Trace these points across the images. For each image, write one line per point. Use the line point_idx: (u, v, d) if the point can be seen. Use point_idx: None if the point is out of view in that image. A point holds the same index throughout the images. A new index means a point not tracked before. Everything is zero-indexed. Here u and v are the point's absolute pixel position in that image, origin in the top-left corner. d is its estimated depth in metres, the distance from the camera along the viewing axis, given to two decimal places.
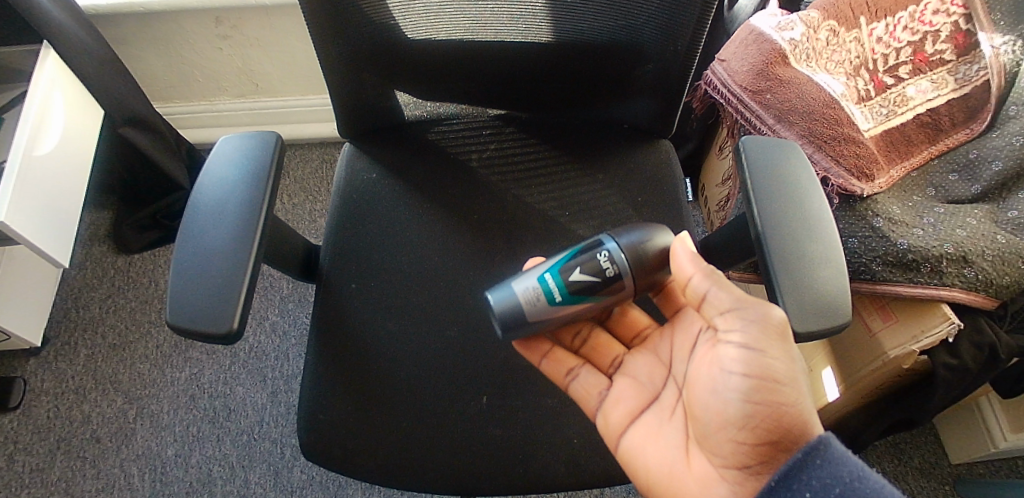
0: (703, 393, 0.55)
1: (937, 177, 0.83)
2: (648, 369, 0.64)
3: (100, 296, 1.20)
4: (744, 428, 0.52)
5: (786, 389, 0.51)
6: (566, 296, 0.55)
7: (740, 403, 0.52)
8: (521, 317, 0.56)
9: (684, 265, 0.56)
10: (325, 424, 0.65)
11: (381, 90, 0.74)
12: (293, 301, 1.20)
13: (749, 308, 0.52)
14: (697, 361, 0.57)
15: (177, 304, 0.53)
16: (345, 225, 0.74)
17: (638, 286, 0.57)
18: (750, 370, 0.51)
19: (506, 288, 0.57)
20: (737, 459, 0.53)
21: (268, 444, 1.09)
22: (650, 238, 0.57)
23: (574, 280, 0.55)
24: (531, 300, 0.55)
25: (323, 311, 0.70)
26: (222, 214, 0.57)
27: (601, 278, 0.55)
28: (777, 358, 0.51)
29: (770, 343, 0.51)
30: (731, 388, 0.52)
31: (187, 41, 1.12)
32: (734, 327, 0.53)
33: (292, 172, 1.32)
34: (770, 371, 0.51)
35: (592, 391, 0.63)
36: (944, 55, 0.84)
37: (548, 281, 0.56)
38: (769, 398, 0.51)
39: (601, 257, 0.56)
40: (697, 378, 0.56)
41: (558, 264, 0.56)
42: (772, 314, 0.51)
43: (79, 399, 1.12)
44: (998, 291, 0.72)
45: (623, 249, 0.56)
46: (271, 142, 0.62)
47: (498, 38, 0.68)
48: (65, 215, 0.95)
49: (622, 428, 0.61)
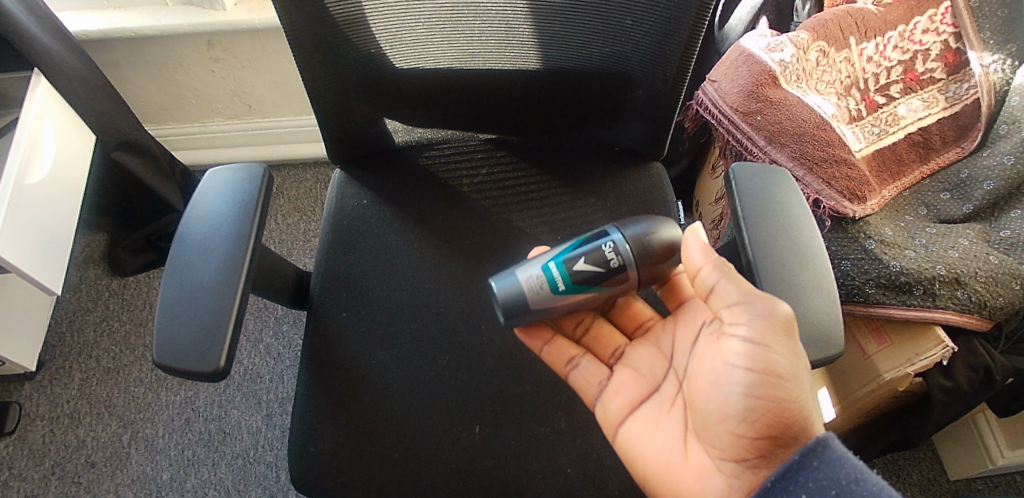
0: (704, 386, 0.54)
1: (928, 196, 0.83)
2: (650, 361, 0.64)
3: (95, 319, 1.20)
4: (744, 422, 0.51)
5: (789, 385, 0.50)
6: (570, 285, 0.56)
7: (742, 397, 0.51)
8: (524, 306, 0.56)
9: (694, 255, 0.55)
10: (316, 456, 0.64)
11: (370, 117, 0.75)
12: (287, 323, 1.20)
13: (755, 303, 0.51)
14: (700, 352, 0.57)
15: (162, 341, 0.53)
16: (335, 253, 0.74)
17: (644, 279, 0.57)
18: (753, 363, 0.50)
19: (510, 276, 0.57)
20: (734, 452, 0.52)
21: (263, 467, 1.08)
22: (657, 231, 0.56)
23: (578, 270, 0.55)
24: (534, 288, 0.56)
25: (314, 341, 0.69)
26: (210, 248, 0.56)
27: (605, 270, 0.55)
28: (780, 354, 0.50)
29: (775, 338, 0.50)
30: (733, 382, 0.51)
31: (179, 65, 1.12)
32: (740, 320, 0.52)
33: (286, 192, 1.32)
34: (774, 365, 0.50)
35: (592, 379, 0.63)
36: (934, 73, 0.86)
37: (552, 269, 0.56)
38: (770, 393, 0.50)
39: (606, 249, 0.56)
40: (699, 370, 0.55)
41: (563, 253, 0.57)
42: (779, 308, 0.50)
43: (73, 423, 1.11)
44: (992, 312, 0.72)
45: (628, 241, 0.55)
46: (259, 175, 0.62)
47: (487, 66, 0.68)
48: (57, 242, 0.95)
49: (620, 418, 0.60)
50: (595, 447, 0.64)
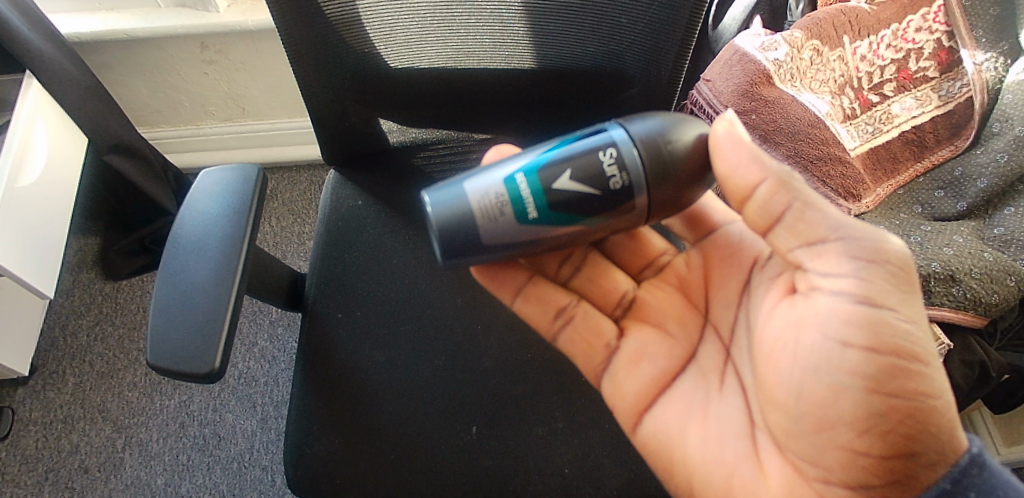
0: (791, 368, 0.46)
1: (923, 193, 0.83)
2: (676, 316, 0.59)
3: (88, 323, 1.19)
4: (868, 433, 0.44)
5: (925, 369, 0.44)
6: (540, 207, 0.46)
7: (859, 390, 0.44)
8: (475, 230, 0.46)
9: (729, 157, 0.46)
10: (312, 459, 0.64)
11: (364, 117, 0.74)
12: (282, 326, 1.19)
13: (860, 240, 0.44)
14: (770, 317, 0.49)
15: (156, 343, 0.52)
16: (330, 255, 0.73)
17: (652, 204, 0.47)
18: (876, 343, 0.43)
19: (463, 189, 0.48)
20: (849, 477, 0.46)
21: (258, 471, 1.07)
22: (671, 138, 0.46)
23: (558, 190, 0.46)
24: (497, 212, 0.46)
25: (309, 343, 0.69)
26: (204, 248, 0.56)
27: (598, 191, 0.46)
28: (907, 329, 0.43)
29: (893, 295, 0.43)
30: (846, 368, 0.44)
31: (172, 67, 1.12)
32: (844, 270, 0.44)
33: (280, 195, 1.32)
34: (898, 346, 0.43)
35: (597, 343, 0.60)
36: (927, 72, 0.86)
37: (520, 183, 0.46)
38: (903, 386, 0.43)
39: (602, 162, 0.46)
40: (783, 348, 0.47)
41: (536, 163, 0.47)
42: (891, 248, 0.44)
43: (67, 428, 1.10)
44: (987, 308, 0.73)
45: (632, 153, 0.46)
46: (253, 175, 0.61)
47: (482, 65, 0.68)
48: (50, 245, 0.94)
49: (639, 392, 0.57)
50: (592, 446, 0.64)
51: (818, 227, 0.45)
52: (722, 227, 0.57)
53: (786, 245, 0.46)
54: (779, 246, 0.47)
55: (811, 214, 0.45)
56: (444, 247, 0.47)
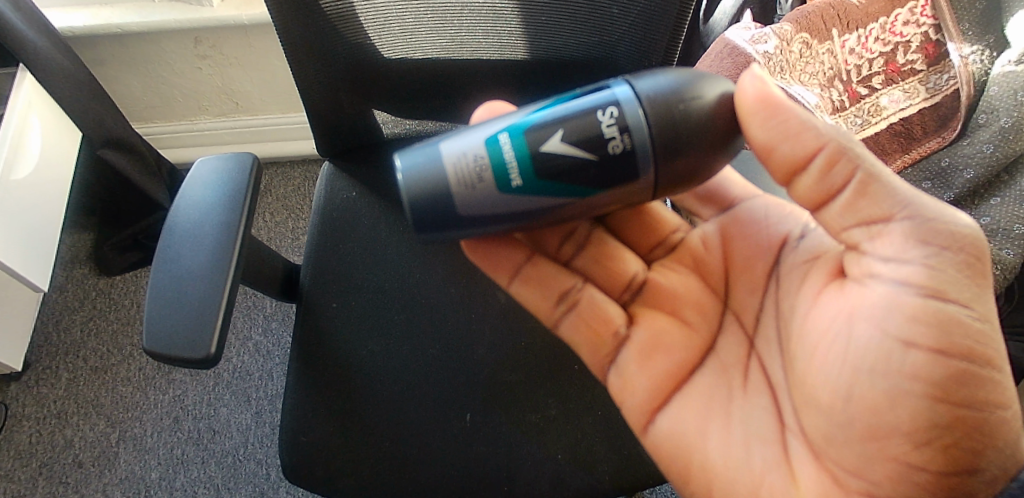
0: (840, 365, 0.45)
1: (910, 185, 0.84)
2: (693, 305, 0.59)
3: (81, 318, 1.19)
4: (927, 445, 0.43)
5: (996, 377, 0.43)
6: (523, 173, 0.45)
7: (921, 397, 0.42)
8: (450, 196, 0.45)
9: (772, 120, 0.45)
10: (306, 446, 0.64)
11: (358, 108, 0.75)
12: (276, 320, 1.19)
13: (930, 222, 0.43)
14: (815, 308, 0.48)
15: (152, 328, 0.53)
16: (325, 245, 0.74)
17: (662, 178, 0.45)
18: (945, 344, 0.42)
19: (440, 152, 0.46)
20: (900, 491, 0.44)
21: (253, 465, 1.07)
22: (684, 96, 0.44)
23: (547, 154, 0.45)
24: (475, 177, 0.45)
25: (304, 332, 0.69)
26: (198, 235, 0.56)
27: (594, 156, 0.44)
28: (978, 336, 0.42)
29: (965, 290, 0.42)
30: (906, 369, 0.42)
31: (166, 62, 1.12)
32: (909, 255, 0.43)
33: (274, 190, 1.32)
34: (967, 350, 0.42)
35: (603, 329, 0.59)
36: (915, 64, 0.87)
37: (503, 145, 0.45)
38: (966, 393, 0.42)
39: (602, 121, 0.44)
40: (832, 342, 0.46)
41: (521, 126, 0.46)
42: (965, 237, 0.42)
43: (60, 423, 1.10)
44: None
45: (634, 112, 0.44)
46: (247, 164, 0.62)
47: (476, 56, 0.68)
48: (44, 238, 0.94)
49: (652, 385, 0.56)
50: (587, 432, 0.64)
51: (883, 205, 0.44)
52: (739, 204, 0.58)
53: (839, 223, 0.46)
54: (834, 224, 0.46)
55: (876, 187, 0.44)
56: (416, 217, 0.46)
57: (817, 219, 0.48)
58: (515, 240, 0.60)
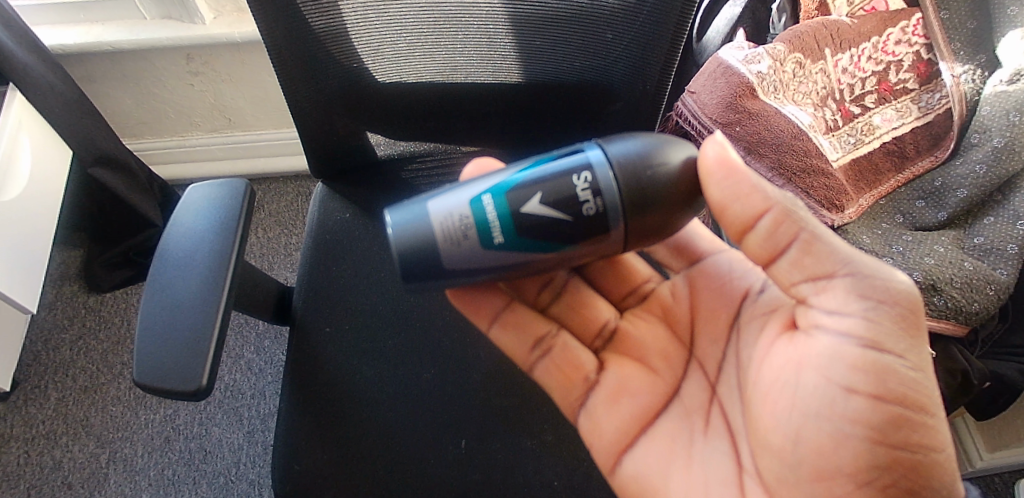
0: (790, 411, 0.46)
1: (904, 204, 0.85)
2: (659, 352, 0.59)
3: (71, 337, 1.17)
4: (868, 485, 0.43)
5: (932, 422, 0.43)
6: (505, 232, 0.45)
7: (861, 440, 0.43)
8: (437, 253, 0.46)
9: (723, 186, 0.45)
10: (300, 473, 0.63)
11: (352, 130, 0.74)
12: (269, 338, 1.18)
13: (873, 279, 0.43)
14: (769, 356, 0.48)
15: (143, 360, 0.52)
16: (319, 268, 0.73)
17: (629, 235, 0.45)
18: (882, 391, 0.42)
19: (430, 208, 0.47)
20: None
21: (245, 485, 1.06)
22: (655, 158, 0.44)
23: (525, 214, 0.44)
24: (459, 235, 0.45)
25: (296, 357, 0.68)
26: (191, 264, 0.56)
27: (571, 215, 0.44)
28: (914, 379, 0.42)
29: (897, 337, 0.42)
30: (848, 415, 0.43)
31: (158, 79, 1.11)
32: (851, 308, 0.43)
33: (267, 205, 1.31)
34: (903, 396, 0.42)
35: (574, 373, 0.59)
36: (907, 83, 0.89)
37: (486, 205, 0.45)
38: (902, 437, 0.43)
39: (578, 183, 0.44)
40: (782, 388, 0.46)
41: (506, 185, 0.45)
42: (901, 289, 0.42)
43: (49, 444, 1.08)
44: (968, 318, 0.75)
45: (608, 173, 0.44)
46: (240, 191, 0.61)
47: (469, 80, 0.68)
48: (33, 258, 0.93)
49: (617, 428, 0.56)
50: (580, 458, 0.64)
51: (826, 262, 0.44)
52: (706, 256, 0.58)
53: (788, 279, 0.46)
54: (783, 279, 0.46)
55: (819, 247, 0.44)
56: (404, 273, 0.46)
57: (767, 274, 0.48)
58: (492, 288, 0.59)
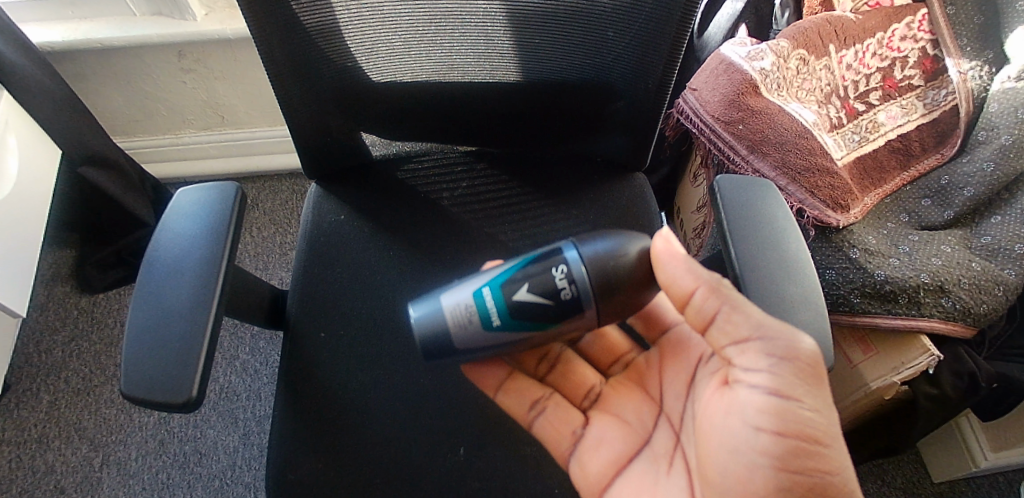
0: (717, 452, 0.46)
1: (910, 202, 0.83)
2: (635, 408, 0.59)
3: (63, 338, 1.16)
4: None
5: (826, 450, 0.43)
6: (502, 315, 0.47)
7: (768, 470, 0.43)
8: (449, 337, 0.48)
9: (671, 270, 0.47)
10: (294, 483, 0.61)
11: (347, 130, 0.73)
12: (264, 339, 1.17)
13: (777, 338, 0.43)
14: (704, 407, 0.49)
15: (132, 371, 0.50)
16: (313, 271, 0.71)
17: (601, 313, 0.47)
18: (783, 427, 0.42)
19: (440, 301, 0.50)
20: None
21: (240, 489, 1.05)
22: (620, 248, 0.47)
23: (517, 300, 0.47)
24: (463, 319, 0.48)
25: (290, 363, 0.67)
26: (181, 271, 0.54)
27: (553, 300, 0.47)
28: (810, 412, 0.42)
29: (799, 387, 0.43)
30: (756, 451, 0.43)
31: (149, 76, 1.09)
32: (760, 365, 0.44)
33: (261, 203, 1.30)
34: (806, 429, 0.42)
35: (563, 429, 0.60)
36: (912, 80, 0.87)
37: (485, 297, 0.48)
38: (806, 464, 0.42)
39: (557, 274, 0.47)
40: (710, 433, 0.47)
41: (501, 277, 0.48)
42: (802, 346, 0.43)
43: (41, 448, 1.07)
44: (976, 319, 0.73)
45: (583, 262, 0.47)
46: (231, 195, 0.60)
47: (466, 79, 0.66)
48: (21, 260, 0.91)
49: (601, 477, 0.57)
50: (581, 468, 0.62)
51: (741, 327, 0.45)
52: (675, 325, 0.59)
53: (717, 344, 0.47)
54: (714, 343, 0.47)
55: (738, 314, 0.45)
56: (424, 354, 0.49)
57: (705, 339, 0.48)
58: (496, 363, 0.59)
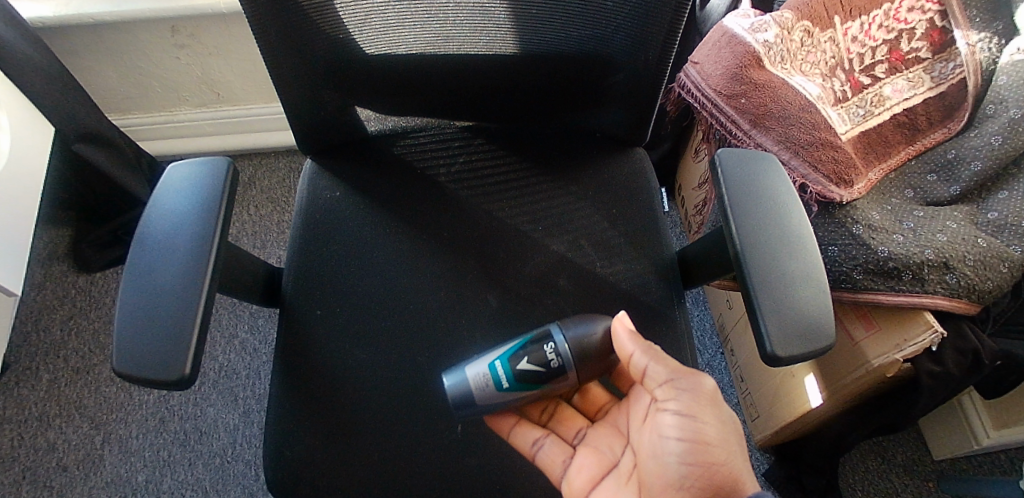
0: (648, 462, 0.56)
1: (915, 177, 0.82)
2: (609, 440, 0.64)
3: (62, 317, 1.15)
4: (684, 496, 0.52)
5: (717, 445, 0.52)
6: (511, 381, 0.56)
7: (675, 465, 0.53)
8: (471, 398, 0.56)
9: (627, 346, 0.55)
10: (291, 459, 0.61)
11: (341, 104, 0.71)
12: (263, 317, 1.17)
13: (683, 379, 0.54)
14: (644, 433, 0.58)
15: (124, 348, 0.49)
16: (308, 247, 0.70)
17: (579, 377, 0.56)
18: (686, 434, 0.52)
19: (460, 371, 0.57)
20: None
21: (241, 466, 1.05)
22: (593, 327, 0.57)
23: (520, 369, 0.55)
24: (481, 385, 0.56)
25: (286, 340, 0.66)
26: (173, 248, 0.53)
27: (547, 369, 0.55)
28: (709, 424, 0.53)
29: (701, 409, 0.53)
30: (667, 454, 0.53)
31: (142, 52, 1.07)
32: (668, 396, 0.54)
33: (258, 181, 1.28)
34: (702, 435, 0.52)
35: (557, 458, 0.62)
36: (919, 53, 0.86)
37: (498, 368, 0.56)
38: (703, 459, 0.52)
39: (548, 349, 0.55)
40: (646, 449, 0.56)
41: (510, 351, 0.56)
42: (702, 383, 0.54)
43: (42, 426, 1.07)
44: (980, 296, 0.72)
45: (568, 341, 0.56)
46: (222, 170, 0.58)
47: (462, 51, 0.65)
48: (15, 239, 0.90)
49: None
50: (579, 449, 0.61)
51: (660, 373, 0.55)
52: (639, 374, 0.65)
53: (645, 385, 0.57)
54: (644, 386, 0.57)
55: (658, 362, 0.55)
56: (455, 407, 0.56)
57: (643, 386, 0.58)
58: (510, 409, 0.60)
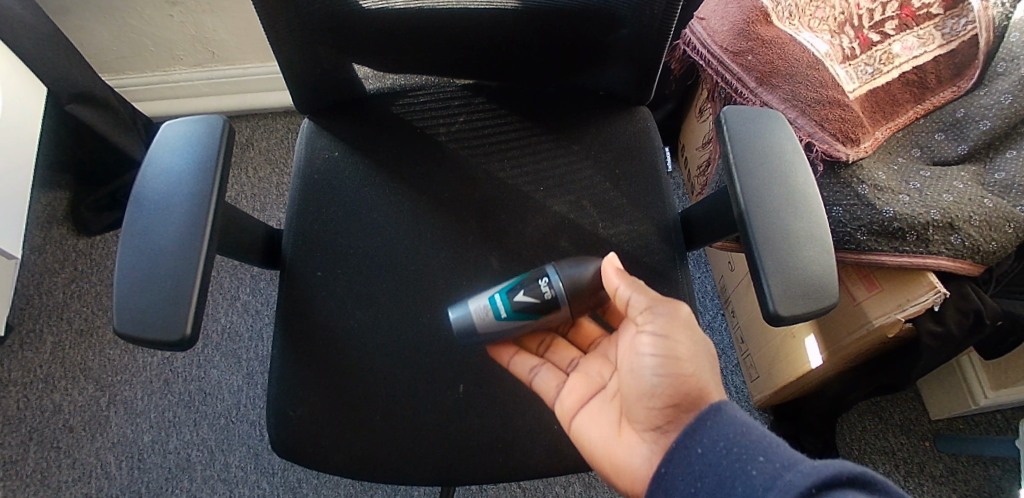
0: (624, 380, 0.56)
1: (922, 136, 0.81)
2: (597, 366, 0.63)
3: (64, 280, 1.15)
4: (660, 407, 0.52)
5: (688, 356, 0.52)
6: (508, 311, 0.57)
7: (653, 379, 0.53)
8: (472, 330, 0.58)
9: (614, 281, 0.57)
10: (296, 419, 0.62)
11: (338, 60, 0.69)
12: (264, 280, 1.17)
13: (660, 306, 0.55)
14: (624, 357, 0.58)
15: (123, 309, 0.49)
16: (308, 207, 0.70)
17: (573, 312, 0.58)
18: (662, 350, 0.53)
19: (463, 306, 0.59)
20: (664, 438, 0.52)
21: (246, 426, 1.07)
22: (586, 265, 0.59)
23: (517, 300, 0.57)
24: (481, 315, 0.58)
25: (288, 301, 0.66)
26: (169, 210, 0.52)
27: (543, 301, 0.57)
28: (682, 344, 0.53)
29: (676, 331, 0.54)
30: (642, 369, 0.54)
31: (134, 10, 1.05)
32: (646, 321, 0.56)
33: (257, 143, 1.27)
34: (676, 353, 0.53)
35: (551, 383, 0.61)
36: (930, 9, 0.83)
37: (498, 300, 0.58)
38: (676, 371, 0.52)
39: (544, 284, 0.57)
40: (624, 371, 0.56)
41: (510, 285, 0.58)
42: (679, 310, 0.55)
43: (48, 388, 1.08)
44: (985, 257, 0.71)
45: (563, 275, 0.57)
46: (217, 129, 0.57)
47: (461, 5, 0.62)
48: (14, 202, 0.89)
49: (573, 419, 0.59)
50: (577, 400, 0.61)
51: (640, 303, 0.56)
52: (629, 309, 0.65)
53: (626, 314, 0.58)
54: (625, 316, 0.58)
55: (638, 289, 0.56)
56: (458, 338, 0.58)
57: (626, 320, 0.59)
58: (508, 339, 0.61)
